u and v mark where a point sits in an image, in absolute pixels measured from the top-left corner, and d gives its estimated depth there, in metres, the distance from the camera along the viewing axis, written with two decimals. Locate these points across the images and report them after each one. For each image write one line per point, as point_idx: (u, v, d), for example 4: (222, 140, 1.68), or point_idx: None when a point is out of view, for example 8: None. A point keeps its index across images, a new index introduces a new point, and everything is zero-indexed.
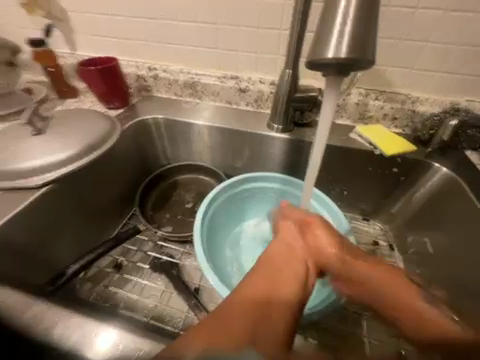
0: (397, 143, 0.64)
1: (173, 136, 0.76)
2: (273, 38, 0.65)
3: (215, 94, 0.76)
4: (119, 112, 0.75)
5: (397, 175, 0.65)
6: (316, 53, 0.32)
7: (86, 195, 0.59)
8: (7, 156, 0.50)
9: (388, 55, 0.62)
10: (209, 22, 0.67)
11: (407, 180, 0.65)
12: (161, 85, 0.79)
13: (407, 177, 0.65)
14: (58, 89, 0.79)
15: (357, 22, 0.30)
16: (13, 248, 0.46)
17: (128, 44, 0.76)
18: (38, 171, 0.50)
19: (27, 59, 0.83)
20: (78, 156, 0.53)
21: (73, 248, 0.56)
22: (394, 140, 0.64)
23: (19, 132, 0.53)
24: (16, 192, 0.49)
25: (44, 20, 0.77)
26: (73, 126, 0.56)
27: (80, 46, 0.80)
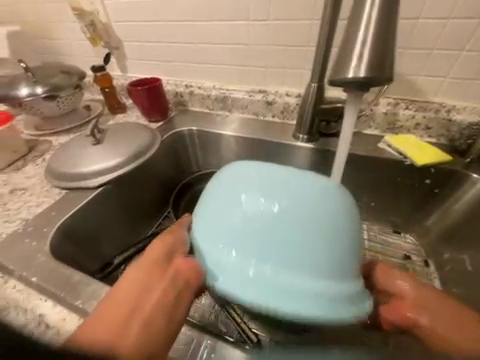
0: (431, 152, 0.61)
1: (204, 145, 0.83)
2: (300, 55, 0.70)
3: (243, 107, 0.82)
4: (159, 125, 0.85)
5: (431, 186, 0.63)
6: (337, 73, 0.35)
7: (130, 196, 0.67)
8: (74, 162, 0.61)
9: (418, 66, 0.62)
10: (241, 43, 0.74)
11: (442, 192, 0.62)
12: (196, 100, 0.88)
13: (442, 189, 0.62)
14: (110, 105, 0.92)
15: (377, 43, 0.33)
16: (73, 238, 0.55)
17: (169, 67, 0.88)
18: (96, 174, 0.59)
19: (89, 82, 0.99)
20: (127, 162, 0.62)
21: (117, 241, 0.64)
22: (427, 150, 0.62)
23: (83, 142, 0.64)
24: (78, 191, 0.60)
25: (104, 49, 0.92)
26: (123, 137, 0.66)
27: (131, 69, 0.93)
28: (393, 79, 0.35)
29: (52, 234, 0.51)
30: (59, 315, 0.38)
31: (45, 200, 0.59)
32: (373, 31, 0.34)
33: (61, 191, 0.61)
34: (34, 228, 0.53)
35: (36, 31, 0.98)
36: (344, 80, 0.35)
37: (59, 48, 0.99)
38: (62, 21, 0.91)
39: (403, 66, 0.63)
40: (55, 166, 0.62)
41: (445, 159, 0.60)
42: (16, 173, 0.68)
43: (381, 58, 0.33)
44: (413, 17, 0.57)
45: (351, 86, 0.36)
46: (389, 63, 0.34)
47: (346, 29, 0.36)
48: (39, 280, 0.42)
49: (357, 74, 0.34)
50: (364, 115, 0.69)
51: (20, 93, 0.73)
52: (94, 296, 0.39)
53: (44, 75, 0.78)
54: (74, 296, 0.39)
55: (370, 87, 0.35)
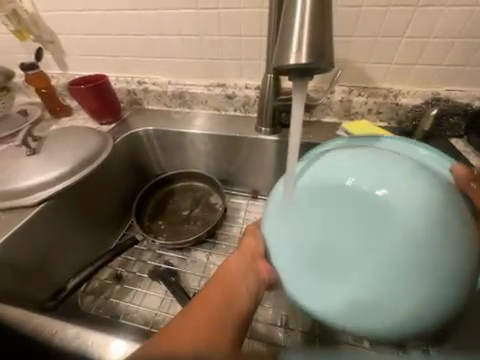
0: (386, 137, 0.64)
1: (165, 146, 0.78)
2: (254, 46, 0.68)
3: (203, 102, 0.78)
4: (112, 127, 0.77)
5: None
6: (277, 61, 0.34)
7: (83, 209, 0.60)
8: (3, 177, 0.52)
9: (365, 54, 0.64)
10: (193, 34, 0.70)
11: None
12: (151, 98, 0.81)
13: None
14: (51, 109, 0.81)
15: (318, 29, 0.33)
16: (14, 266, 0.48)
17: (117, 62, 0.79)
18: (35, 189, 0.51)
19: (22, 82, 0.86)
20: (70, 172, 0.54)
21: (73, 261, 0.58)
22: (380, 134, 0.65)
23: (15, 153, 0.55)
24: (14, 211, 0.51)
25: (35, 44, 0.80)
26: (64, 144, 0.58)
27: (72, 66, 0.83)
28: (334, 65, 0.34)
29: None
30: None
31: None
32: (312, 17, 0.33)
33: None
34: None
35: None
36: (285, 66, 0.33)
37: None
38: None
39: (352, 55, 0.65)
40: None
41: None
42: None
43: (322, 43, 0.33)
44: (356, 5, 0.59)
45: (293, 73, 0.34)
46: (330, 50, 0.33)
47: (288, 16, 0.34)
48: None
49: (298, 61, 0.32)
50: (322, 104, 0.71)
51: None
52: None
53: None
54: None
55: (313, 73, 0.34)
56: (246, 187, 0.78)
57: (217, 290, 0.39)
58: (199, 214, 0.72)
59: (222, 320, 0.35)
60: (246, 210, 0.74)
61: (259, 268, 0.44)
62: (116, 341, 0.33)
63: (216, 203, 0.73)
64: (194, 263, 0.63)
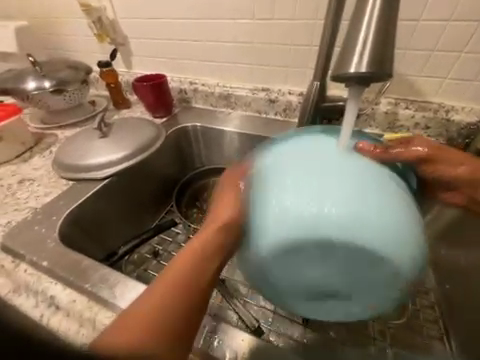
0: None
1: (207, 141, 0.84)
2: (303, 54, 0.71)
3: (246, 104, 0.83)
4: (163, 120, 0.87)
5: None
6: (339, 70, 0.37)
7: (134, 188, 0.69)
8: (81, 153, 0.62)
9: (417, 67, 0.63)
10: (245, 41, 0.76)
11: None
12: (200, 97, 0.89)
13: None
14: (115, 101, 0.94)
15: (377, 42, 0.35)
16: (80, 227, 0.57)
17: (174, 64, 0.89)
18: (103, 165, 0.61)
19: (95, 77, 1.00)
20: (132, 155, 0.63)
21: (121, 232, 0.66)
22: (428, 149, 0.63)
23: (90, 135, 0.66)
24: (86, 182, 0.61)
25: (109, 46, 0.94)
26: (129, 131, 0.67)
27: (136, 66, 0.95)
28: (391, 77, 0.37)
29: (61, 221, 0.53)
30: (69, 297, 0.38)
31: (53, 190, 0.60)
32: (375, 31, 0.36)
33: (68, 181, 0.62)
34: (43, 216, 0.53)
35: (43, 27, 1.00)
36: (346, 75, 0.36)
37: (66, 44, 1.00)
38: (69, 16, 0.93)
39: (403, 67, 0.65)
40: (62, 157, 0.63)
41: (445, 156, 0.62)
42: (24, 164, 0.69)
43: (381, 56, 0.35)
44: (414, 18, 0.59)
45: (352, 81, 0.37)
46: (389, 62, 0.36)
47: (350, 28, 0.37)
48: (48, 265, 0.43)
49: (359, 70, 0.35)
50: (365, 114, 0.71)
51: (29, 87, 0.75)
52: (104, 279, 0.39)
53: (51, 70, 0.80)
54: (85, 279, 0.39)
55: (371, 82, 0.37)
56: None
57: (170, 288, 0.35)
58: None
59: (179, 314, 0.34)
60: None
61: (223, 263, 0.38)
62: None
63: None
64: None
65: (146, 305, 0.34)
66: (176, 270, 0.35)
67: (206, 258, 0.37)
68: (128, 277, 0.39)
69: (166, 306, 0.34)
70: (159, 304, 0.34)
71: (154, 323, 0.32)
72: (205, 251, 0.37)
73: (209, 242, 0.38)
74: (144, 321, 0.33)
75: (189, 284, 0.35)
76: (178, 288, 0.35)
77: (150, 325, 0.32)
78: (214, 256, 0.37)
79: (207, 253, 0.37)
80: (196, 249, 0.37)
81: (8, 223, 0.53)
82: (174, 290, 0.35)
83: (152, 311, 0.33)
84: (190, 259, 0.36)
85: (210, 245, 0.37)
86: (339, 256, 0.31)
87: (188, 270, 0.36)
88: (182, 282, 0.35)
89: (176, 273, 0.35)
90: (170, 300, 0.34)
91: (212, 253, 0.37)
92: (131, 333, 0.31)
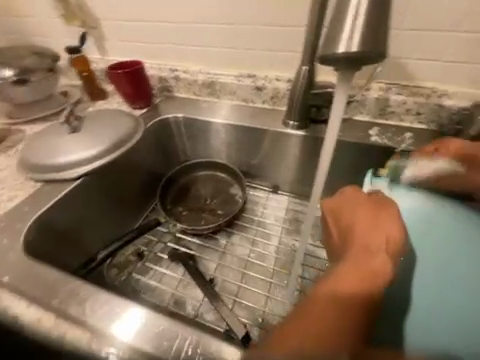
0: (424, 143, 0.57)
1: (191, 133, 0.79)
2: (290, 37, 0.66)
3: (232, 92, 0.78)
4: (143, 112, 0.80)
5: None
6: (328, 47, 0.34)
7: (113, 187, 0.64)
8: (48, 151, 0.57)
9: (410, 49, 0.60)
10: (228, 23, 0.69)
11: None
12: (182, 86, 0.83)
13: None
14: (89, 92, 0.86)
15: (368, 19, 0.31)
16: (52, 232, 0.52)
17: (151, 49, 0.82)
18: (74, 164, 0.56)
19: (65, 65, 0.91)
20: (106, 152, 0.58)
21: (102, 235, 0.62)
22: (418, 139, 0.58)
23: (58, 130, 0.60)
24: (55, 183, 0.56)
25: (79, 29, 0.85)
26: (102, 125, 0.61)
27: (110, 51, 0.87)
28: (385, 57, 0.34)
29: (27, 228, 0.48)
30: (35, 315, 0.35)
31: (18, 193, 0.55)
32: (366, 5, 0.32)
33: (36, 183, 0.56)
34: (6, 223, 0.49)
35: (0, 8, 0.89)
36: (334, 55, 0.33)
37: (29, 28, 0.90)
38: None
39: (394, 49, 0.61)
40: (28, 156, 0.58)
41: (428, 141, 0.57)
42: None
43: (373, 33, 0.32)
44: None
45: (341, 63, 0.34)
46: (382, 41, 0.33)
47: (339, 2, 0.33)
48: (11, 279, 0.39)
49: (348, 50, 0.32)
50: (355, 101, 0.68)
51: None
52: (73, 295, 0.36)
53: (12, 58, 0.71)
54: (52, 294, 0.36)
55: (363, 63, 0.34)
56: (267, 181, 0.77)
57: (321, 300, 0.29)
58: (219, 203, 0.73)
59: (330, 331, 0.27)
60: (265, 204, 0.74)
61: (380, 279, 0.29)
62: (117, 328, 0.33)
63: (237, 194, 0.74)
64: (211, 250, 0.65)
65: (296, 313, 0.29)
66: (346, 268, 0.31)
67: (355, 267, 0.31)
68: (100, 292, 0.36)
69: (314, 319, 0.28)
70: (306, 315, 0.28)
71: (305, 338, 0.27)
72: (358, 259, 0.32)
73: (374, 241, 0.33)
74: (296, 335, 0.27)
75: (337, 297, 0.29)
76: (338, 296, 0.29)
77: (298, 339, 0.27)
78: (378, 258, 0.31)
79: (371, 259, 0.31)
80: (360, 251, 0.33)
81: None
82: (338, 299, 0.29)
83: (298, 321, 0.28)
84: (366, 258, 0.31)
85: (375, 246, 0.32)
86: (437, 283, 0.36)
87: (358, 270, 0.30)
88: (335, 292, 0.29)
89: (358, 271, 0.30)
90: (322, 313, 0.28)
91: (363, 263, 0.31)
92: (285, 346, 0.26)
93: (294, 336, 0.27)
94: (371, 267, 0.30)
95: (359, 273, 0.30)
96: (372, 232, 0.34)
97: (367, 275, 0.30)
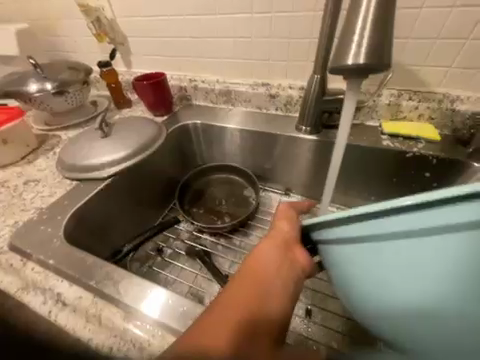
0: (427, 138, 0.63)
1: (208, 139, 0.84)
2: (303, 48, 0.70)
3: (246, 100, 0.82)
4: (164, 119, 0.87)
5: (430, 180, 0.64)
6: (338, 59, 0.37)
7: (136, 187, 0.69)
8: (83, 154, 0.63)
9: (419, 57, 0.62)
10: (244, 36, 0.75)
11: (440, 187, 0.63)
12: (200, 94, 0.89)
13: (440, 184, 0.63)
14: (116, 101, 0.94)
15: (376, 33, 0.35)
16: (86, 226, 0.58)
17: (173, 61, 0.89)
18: (106, 165, 0.62)
19: (95, 77, 1.01)
20: (134, 154, 0.64)
21: (127, 230, 0.67)
22: (423, 136, 0.63)
23: (91, 135, 0.67)
24: (89, 181, 0.62)
25: (109, 45, 0.94)
26: (130, 131, 0.68)
27: (136, 65, 0.95)
28: (390, 66, 0.37)
29: (65, 221, 0.53)
30: (76, 294, 0.40)
31: (57, 190, 0.61)
32: (374, 18, 0.35)
33: (72, 182, 0.63)
34: (49, 215, 0.55)
35: (42, 28, 1.00)
36: (343, 65, 0.37)
37: (66, 46, 1.01)
38: (69, 18, 0.93)
39: (404, 59, 0.63)
40: (65, 157, 0.64)
41: (435, 136, 0.63)
42: (30, 165, 0.70)
43: (380, 45, 0.35)
44: (416, 6, 0.57)
45: (351, 72, 0.37)
46: (388, 53, 0.36)
47: (347, 20, 0.37)
48: (55, 263, 0.44)
49: (357, 61, 0.36)
50: (367, 107, 0.70)
51: (31, 89, 0.76)
52: (108, 278, 0.40)
53: (52, 72, 0.81)
54: (90, 277, 0.41)
55: (370, 73, 0.37)
56: (282, 184, 0.80)
57: (244, 293, 0.34)
58: (234, 204, 0.77)
59: (259, 316, 0.33)
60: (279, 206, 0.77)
61: (298, 258, 0.39)
62: (145, 305, 0.37)
63: (250, 196, 0.77)
64: (225, 248, 0.68)
65: (229, 311, 0.33)
66: (259, 264, 0.38)
67: (282, 261, 0.38)
68: (131, 276, 0.40)
69: (247, 306, 0.33)
70: (236, 304, 0.33)
71: (236, 326, 0.31)
72: (276, 256, 0.38)
73: (292, 239, 0.40)
74: (229, 326, 0.31)
75: (264, 283, 0.36)
76: (257, 290, 0.35)
77: (232, 329, 0.31)
78: (289, 247, 0.39)
79: (287, 254, 0.39)
80: (276, 246, 0.39)
81: (16, 223, 0.54)
82: (257, 285, 0.35)
83: (224, 311, 0.33)
84: (270, 259, 0.38)
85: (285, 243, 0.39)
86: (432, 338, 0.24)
87: (277, 271, 0.37)
88: (254, 284, 0.35)
89: (271, 263, 0.38)
90: (243, 301, 0.34)
91: (281, 262, 0.38)
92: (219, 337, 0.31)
93: (227, 326, 0.31)
94: (285, 265, 0.38)
95: (267, 272, 0.37)
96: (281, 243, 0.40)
97: (275, 277, 0.37)
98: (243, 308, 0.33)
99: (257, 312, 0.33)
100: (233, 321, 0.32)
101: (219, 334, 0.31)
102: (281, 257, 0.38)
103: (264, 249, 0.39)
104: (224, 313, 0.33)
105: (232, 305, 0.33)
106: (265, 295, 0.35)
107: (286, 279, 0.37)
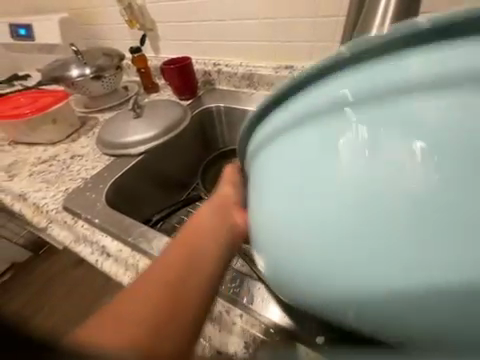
0: None
1: (229, 122, 0.87)
2: (329, 28, 0.69)
3: (268, 83, 0.82)
4: (188, 102, 0.90)
5: None
6: (362, 32, 0.39)
7: (163, 165, 0.75)
8: (119, 132, 0.70)
9: None
10: (268, 18, 0.75)
11: None
12: (223, 78, 0.90)
13: None
14: (145, 86, 1.00)
15: (399, 7, 0.37)
16: (122, 196, 0.66)
17: (198, 46, 0.91)
18: (138, 143, 0.68)
19: (127, 64, 1.08)
20: (162, 134, 0.70)
21: (155, 204, 0.74)
22: None
23: (125, 116, 0.74)
24: (124, 157, 0.69)
25: (139, 32, 0.99)
26: (159, 112, 0.73)
27: (163, 50, 0.99)
28: None
29: (106, 190, 0.62)
30: (117, 247, 0.47)
31: (98, 164, 0.69)
32: None
33: (109, 157, 0.71)
34: (92, 184, 0.63)
35: (81, 18, 1.08)
36: (367, 37, 0.39)
37: (101, 34, 1.08)
38: (105, 7, 1.00)
39: None
40: (104, 135, 0.72)
41: None
42: (74, 143, 0.79)
43: (405, 18, 0.37)
44: None
45: None
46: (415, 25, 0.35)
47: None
48: (99, 222, 0.52)
49: (380, 32, 0.38)
50: None
51: (73, 74, 0.85)
52: (142, 236, 0.47)
53: (90, 58, 0.88)
54: (127, 234, 0.48)
55: None
56: None
57: (162, 274, 0.35)
58: None
59: (178, 297, 0.34)
60: None
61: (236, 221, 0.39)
62: None
63: None
64: None
65: (147, 297, 0.34)
66: (185, 239, 0.38)
67: (208, 231, 0.38)
68: (161, 236, 0.46)
69: (163, 288, 0.34)
70: (154, 286, 0.35)
71: (151, 312, 0.33)
72: (204, 225, 0.39)
73: (224, 207, 0.40)
74: (140, 311, 0.33)
75: (187, 259, 0.36)
76: (178, 269, 0.35)
77: (148, 311, 0.33)
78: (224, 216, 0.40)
79: (214, 223, 0.39)
80: (204, 216, 0.40)
81: (66, 190, 0.64)
82: (176, 265, 0.36)
83: (138, 298, 0.34)
84: (196, 232, 0.38)
85: (216, 211, 0.40)
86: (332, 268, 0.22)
87: (201, 244, 0.37)
88: (174, 261, 0.36)
89: (195, 237, 0.38)
90: (160, 283, 0.35)
91: (208, 236, 0.38)
92: (133, 325, 0.32)
93: (145, 310, 0.33)
94: (210, 236, 0.38)
95: (192, 247, 0.37)
96: (209, 214, 0.40)
97: (197, 252, 0.37)
98: (161, 292, 0.34)
99: (188, 303, 0.34)
100: (146, 306, 0.33)
101: (134, 320, 0.32)
102: (209, 224, 0.39)
103: (195, 219, 0.40)
104: (140, 295, 0.34)
105: (146, 287, 0.35)
106: (187, 273, 0.35)
107: (208, 251, 0.37)
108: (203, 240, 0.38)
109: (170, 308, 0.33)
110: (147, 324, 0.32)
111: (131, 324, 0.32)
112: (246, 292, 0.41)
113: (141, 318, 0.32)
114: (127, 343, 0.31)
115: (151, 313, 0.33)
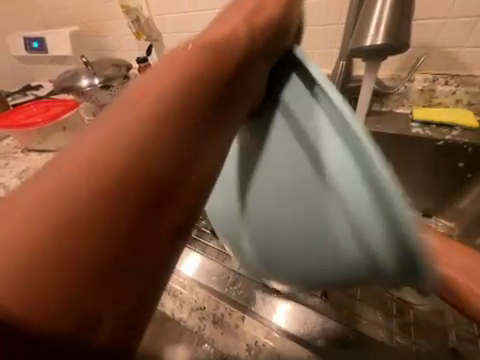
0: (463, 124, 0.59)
1: None
2: (328, 36, 0.71)
3: None
4: None
5: (464, 171, 0.60)
6: (357, 41, 0.41)
7: None
8: None
9: (454, 38, 0.59)
10: None
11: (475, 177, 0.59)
12: None
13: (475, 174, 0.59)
14: None
15: (392, 16, 0.38)
16: None
17: None
18: None
19: (133, 73, 1.12)
20: None
21: None
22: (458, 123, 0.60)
23: None
24: None
25: (145, 43, 1.03)
26: None
27: None
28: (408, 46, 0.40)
29: None
30: None
31: None
32: (391, 5, 0.38)
33: None
34: None
35: (91, 30, 1.13)
36: (362, 47, 0.40)
37: (109, 45, 1.13)
38: (113, 20, 1.05)
39: (439, 40, 0.60)
40: None
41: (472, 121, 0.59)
42: None
43: (397, 26, 0.39)
44: None
45: (370, 53, 0.41)
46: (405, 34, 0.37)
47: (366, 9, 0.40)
48: None
49: (375, 42, 0.39)
50: (398, 93, 0.67)
51: (83, 84, 0.89)
52: None
53: (99, 69, 0.92)
54: None
55: (387, 53, 0.40)
56: None
57: (81, 178, 0.17)
58: None
59: (130, 219, 0.18)
60: None
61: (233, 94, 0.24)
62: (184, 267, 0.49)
63: None
64: None
65: (48, 225, 0.16)
66: (127, 111, 0.20)
67: (176, 97, 0.21)
68: None
69: (89, 201, 0.17)
70: (64, 197, 0.17)
71: (65, 251, 0.16)
72: (166, 96, 0.21)
73: (205, 67, 0.23)
74: (41, 252, 0.16)
75: (141, 142, 0.19)
76: (117, 165, 0.18)
77: (58, 253, 0.16)
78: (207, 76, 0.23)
79: (186, 91, 0.21)
80: (163, 79, 0.21)
81: None
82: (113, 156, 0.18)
83: (28, 226, 0.16)
84: (153, 100, 0.20)
85: (190, 70, 0.22)
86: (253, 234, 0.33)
87: (167, 124, 0.20)
88: (110, 155, 0.18)
89: (151, 109, 0.20)
90: (79, 195, 0.17)
91: (179, 104, 0.21)
92: (21, 285, 0.15)
93: (55, 253, 0.16)
94: (182, 108, 0.21)
95: (149, 125, 0.19)
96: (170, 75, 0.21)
97: (160, 131, 0.20)
98: (86, 215, 0.17)
99: (152, 224, 0.18)
100: (47, 245, 0.16)
101: (19, 282, 0.15)
102: (176, 93, 0.21)
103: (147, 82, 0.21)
104: (33, 222, 0.16)
105: (48, 207, 0.16)
106: (140, 176, 0.18)
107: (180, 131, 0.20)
108: (169, 114, 0.20)
109: (111, 244, 0.17)
110: (60, 274, 0.15)
111: (18, 279, 0.15)
112: (250, 296, 0.43)
113: (43, 265, 0.16)
114: (14, 312, 0.15)
115: (62, 259, 0.16)
